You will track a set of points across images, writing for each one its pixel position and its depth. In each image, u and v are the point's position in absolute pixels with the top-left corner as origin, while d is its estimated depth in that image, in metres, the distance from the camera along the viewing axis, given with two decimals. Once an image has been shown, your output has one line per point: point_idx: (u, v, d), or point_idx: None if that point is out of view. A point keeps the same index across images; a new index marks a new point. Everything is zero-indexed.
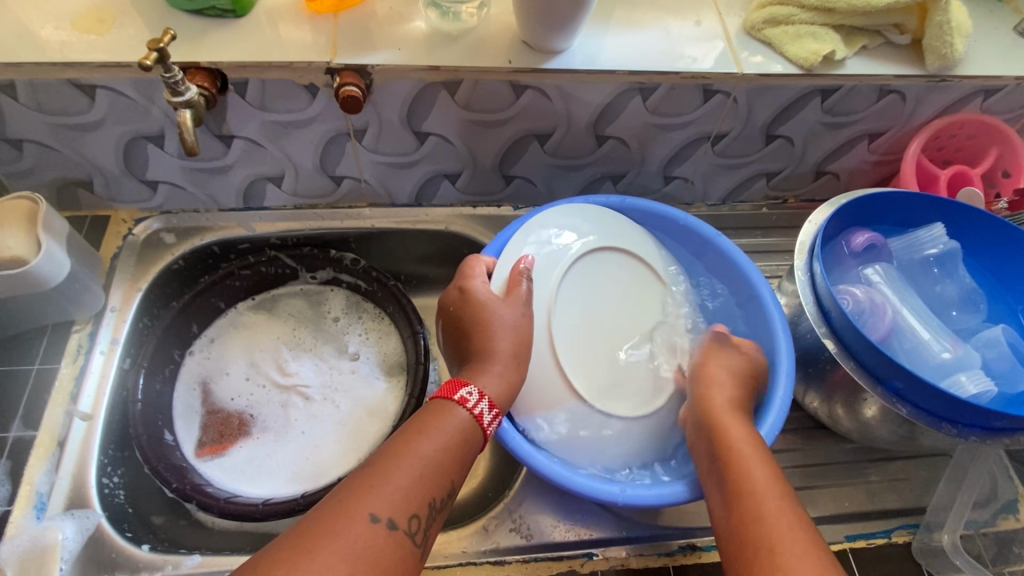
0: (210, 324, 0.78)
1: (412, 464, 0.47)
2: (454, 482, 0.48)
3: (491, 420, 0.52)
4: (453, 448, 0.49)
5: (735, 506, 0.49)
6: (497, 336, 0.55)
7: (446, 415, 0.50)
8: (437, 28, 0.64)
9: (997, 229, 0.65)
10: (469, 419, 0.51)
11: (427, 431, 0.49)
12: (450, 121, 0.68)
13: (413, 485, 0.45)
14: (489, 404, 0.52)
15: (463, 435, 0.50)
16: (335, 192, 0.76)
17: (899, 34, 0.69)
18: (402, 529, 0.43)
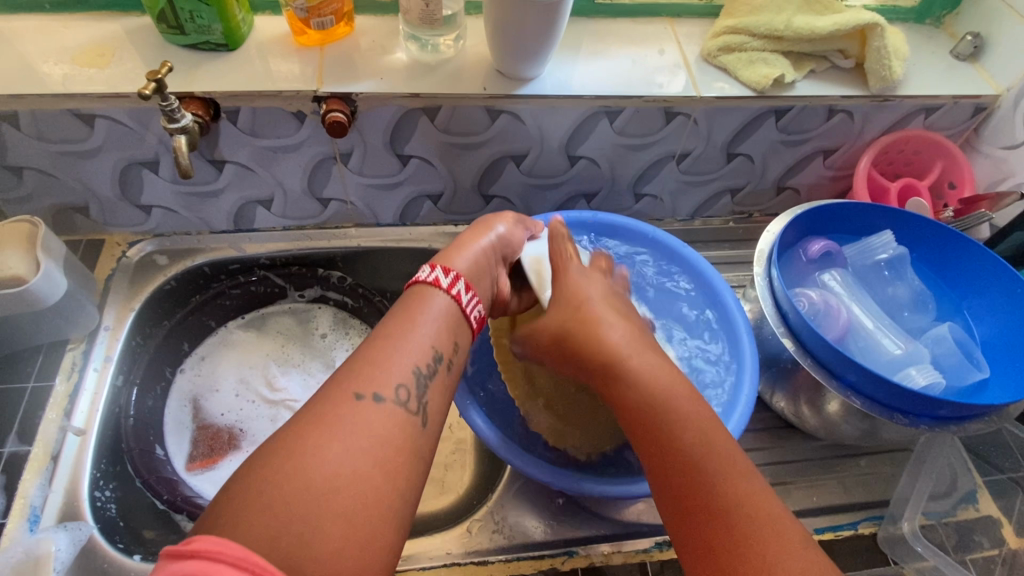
0: (200, 342, 0.80)
1: (394, 343, 0.47)
2: (438, 349, 0.49)
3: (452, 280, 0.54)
4: (432, 323, 0.50)
5: (678, 485, 0.45)
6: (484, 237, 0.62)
7: (414, 298, 0.51)
8: (416, 59, 0.69)
9: (942, 233, 0.70)
10: (435, 291, 0.53)
11: (402, 313, 0.50)
12: (430, 144, 0.73)
13: (398, 356, 0.46)
14: (444, 271, 0.55)
15: (440, 310, 0.51)
16: (322, 213, 0.80)
17: (843, 59, 0.75)
18: (392, 399, 0.43)
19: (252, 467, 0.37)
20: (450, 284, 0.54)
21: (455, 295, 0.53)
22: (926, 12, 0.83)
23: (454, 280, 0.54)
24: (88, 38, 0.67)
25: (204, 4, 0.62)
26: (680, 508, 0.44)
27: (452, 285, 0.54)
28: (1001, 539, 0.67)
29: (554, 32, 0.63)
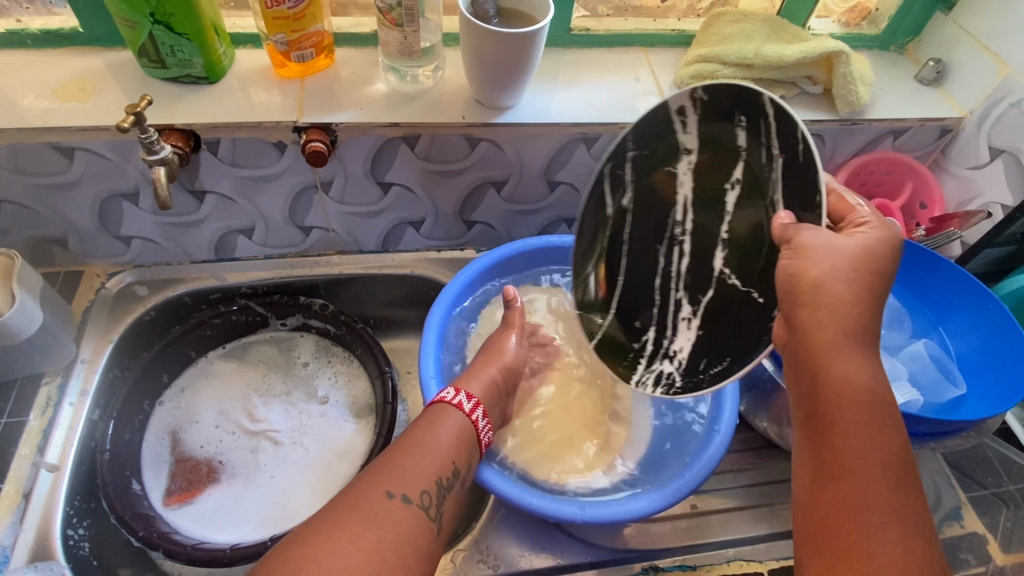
0: (180, 373, 0.79)
1: (418, 452, 0.54)
2: (457, 463, 0.56)
3: (472, 405, 0.61)
4: (455, 438, 0.57)
5: (825, 481, 0.44)
6: (493, 357, 0.68)
7: (439, 415, 0.59)
8: (396, 89, 0.71)
9: (914, 252, 0.71)
10: (456, 411, 0.60)
11: (428, 427, 0.57)
12: (411, 172, 0.74)
13: (423, 467, 0.53)
14: (467, 395, 0.61)
15: (461, 431, 0.58)
16: (304, 242, 0.80)
17: (812, 84, 0.78)
18: (415, 502, 0.50)
19: (291, 548, 0.45)
20: (471, 409, 0.60)
21: (474, 420, 0.60)
22: (890, 39, 0.86)
23: (475, 407, 0.61)
24: (69, 73, 0.67)
25: (185, 39, 0.63)
26: (814, 527, 0.43)
27: (473, 411, 0.60)
28: (988, 556, 0.66)
29: (530, 63, 0.65)
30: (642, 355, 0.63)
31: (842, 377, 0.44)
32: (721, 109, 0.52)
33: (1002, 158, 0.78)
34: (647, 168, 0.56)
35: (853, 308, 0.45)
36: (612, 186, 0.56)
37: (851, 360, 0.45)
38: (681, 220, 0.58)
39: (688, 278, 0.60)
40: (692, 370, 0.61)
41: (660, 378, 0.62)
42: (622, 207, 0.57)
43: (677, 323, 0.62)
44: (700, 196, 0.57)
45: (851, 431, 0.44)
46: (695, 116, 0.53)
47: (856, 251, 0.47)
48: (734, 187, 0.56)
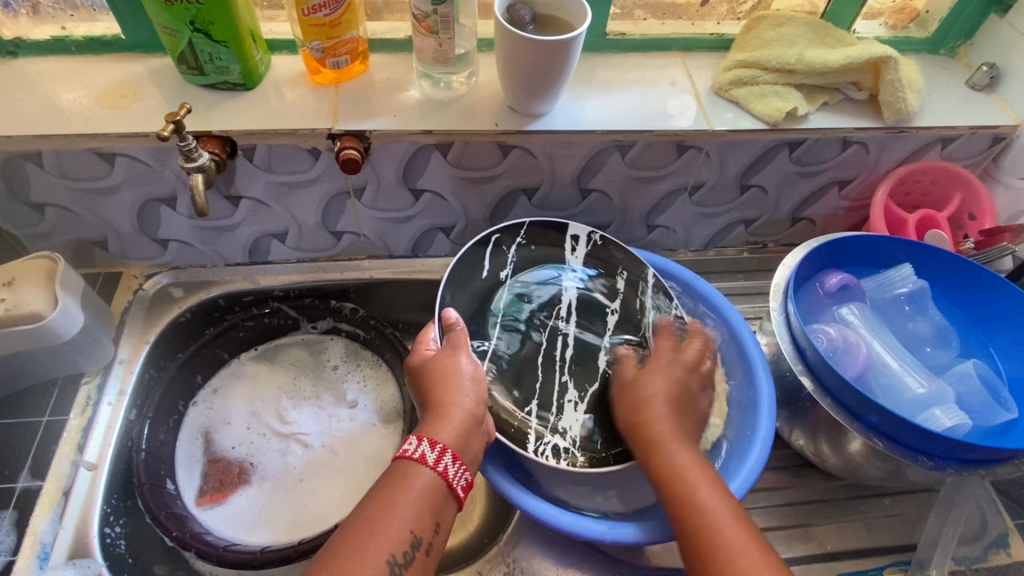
0: (213, 374, 0.80)
1: (368, 530, 0.48)
2: (416, 533, 0.49)
3: (437, 457, 0.53)
4: (417, 500, 0.50)
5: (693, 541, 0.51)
6: (459, 389, 0.58)
7: (401, 473, 0.52)
8: (429, 96, 0.70)
9: (963, 268, 0.68)
10: (420, 466, 0.52)
11: (384, 492, 0.51)
12: (443, 179, 0.73)
13: (375, 546, 0.48)
14: (430, 443, 0.53)
15: (421, 489, 0.51)
16: (336, 246, 0.81)
17: (857, 90, 0.75)
18: None
19: None
20: (435, 460, 0.52)
21: (442, 470, 0.52)
22: (939, 43, 0.83)
23: (441, 453, 0.53)
24: (111, 79, 0.68)
25: (223, 46, 0.63)
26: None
27: (439, 460, 0.52)
28: None
29: (565, 71, 0.64)
30: (528, 425, 0.64)
31: (673, 455, 0.56)
32: (603, 270, 0.73)
33: None
34: (527, 259, 0.72)
35: (672, 406, 0.60)
36: (493, 255, 0.71)
37: (673, 441, 0.57)
38: (565, 318, 0.71)
39: (576, 366, 0.68)
40: (589, 445, 0.64)
41: (558, 451, 0.63)
42: (500, 279, 0.71)
43: (565, 402, 0.66)
44: (583, 298, 0.72)
45: (695, 493, 0.53)
46: (586, 248, 0.74)
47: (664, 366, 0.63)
48: (613, 313, 0.71)
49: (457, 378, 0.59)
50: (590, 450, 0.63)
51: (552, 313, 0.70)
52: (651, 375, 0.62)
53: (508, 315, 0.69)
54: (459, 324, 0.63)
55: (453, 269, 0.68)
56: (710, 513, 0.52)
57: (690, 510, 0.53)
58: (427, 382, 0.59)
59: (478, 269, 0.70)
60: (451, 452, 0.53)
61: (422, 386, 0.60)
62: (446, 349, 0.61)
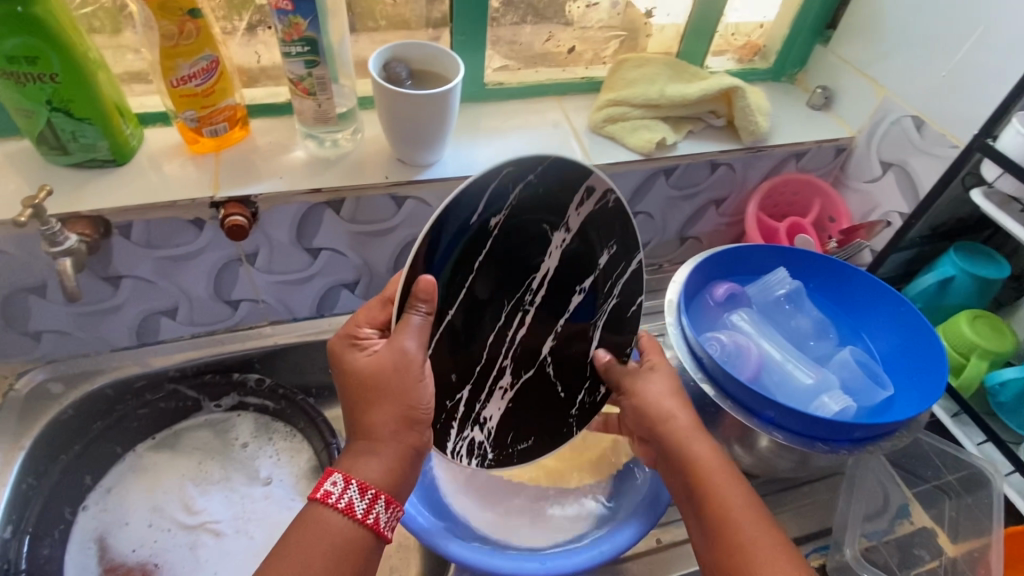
0: (106, 473, 0.74)
1: None
2: None
3: (364, 506, 0.49)
4: (338, 556, 0.47)
5: (716, 535, 0.51)
6: (392, 412, 0.51)
7: (322, 527, 0.48)
8: (315, 155, 0.70)
9: (830, 265, 0.75)
10: (343, 518, 0.49)
11: (298, 549, 0.47)
12: (339, 235, 0.73)
13: None
14: (360, 489, 0.49)
15: (341, 544, 0.48)
16: (233, 316, 0.77)
17: (716, 118, 0.83)
18: None
19: None
20: (364, 510, 0.49)
21: (370, 520, 0.49)
22: (780, 71, 0.94)
23: (371, 501, 0.49)
24: None
25: (87, 123, 0.61)
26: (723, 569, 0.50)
27: (368, 509, 0.49)
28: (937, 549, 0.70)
29: (445, 122, 0.67)
30: (454, 418, 0.58)
31: (694, 450, 0.56)
32: (591, 238, 0.55)
33: (893, 170, 0.83)
34: (526, 202, 0.51)
35: (688, 415, 0.59)
36: (490, 197, 0.49)
37: (696, 437, 0.57)
38: (534, 291, 0.57)
39: (520, 352, 0.59)
40: (500, 441, 0.62)
41: (471, 447, 0.60)
42: (486, 228, 0.51)
43: (496, 390, 0.60)
44: (565, 264, 0.56)
45: (748, 555, 0.49)
46: (593, 207, 0.53)
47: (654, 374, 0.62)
48: (581, 291, 0.58)
49: (393, 390, 0.51)
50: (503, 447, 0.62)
51: (519, 285, 0.56)
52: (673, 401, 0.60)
53: (481, 274, 0.53)
54: (416, 310, 0.50)
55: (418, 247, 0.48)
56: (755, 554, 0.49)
57: (717, 512, 0.52)
58: (362, 379, 0.52)
59: (463, 214, 0.49)
60: (380, 496, 0.50)
61: (356, 383, 0.52)
62: (393, 343, 0.51)
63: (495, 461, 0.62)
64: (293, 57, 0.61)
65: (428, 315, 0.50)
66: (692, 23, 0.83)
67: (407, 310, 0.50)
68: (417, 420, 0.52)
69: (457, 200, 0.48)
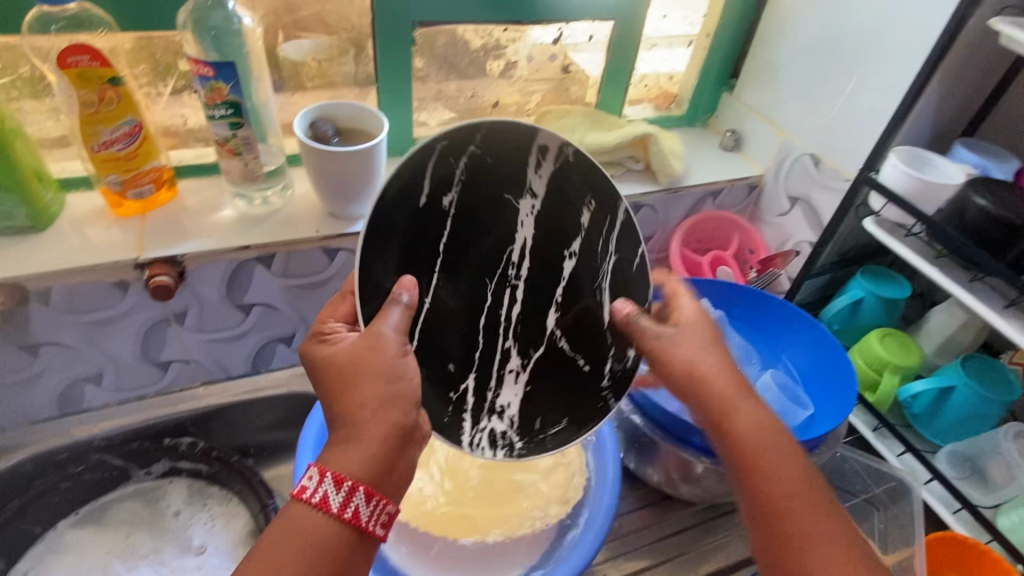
0: (20, 558, 0.70)
1: None
2: None
3: (341, 502, 0.43)
4: (309, 560, 0.42)
5: (772, 508, 0.48)
6: (375, 396, 0.46)
7: (295, 529, 0.43)
8: (245, 213, 0.71)
9: (748, 293, 0.79)
10: (319, 516, 0.43)
11: (268, 557, 0.42)
12: (272, 290, 0.73)
13: None
14: (335, 482, 0.43)
15: (317, 549, 0.42)
16: (162, 379, 0.76)
17: (635, 163, 0.88)
18: None
19: None
20: (341, 504, 0.43)
21: (349, 514, 0.43)
22: (693, 117, 1.01)
23: (349, 494, 0.43)
24: None
25: (3, 192, 0.60)
26: (778, 545, 0.47)
27: (346, 503, 0.43)
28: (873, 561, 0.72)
29: (373, 176, 0.69)
30: (463, 410, 0.55)
31: (742, 416, 0.52)
32: (563, 202, 0.54)
33: (800, 205, 0.89)
34: (474, 177, 0.51)
35: (731, 377, 0.54)
36: (436, 171, 0.49)
37: (744, 402, 0.52)
38: (516, 265, 0.55)
39: (520, 328, 0.57)
40: (526, 426, 0.57)
41: (494, 438, 0.56)
42: (441, 208, 0.51)
43: (505, 375, 0.57)
44: (542, 231, 0.55)
45: (812, 534, 0.46)
46: (552, 164, 0.53)
47: (692, 330, 0.57)
48: (572, 256, 0.56)
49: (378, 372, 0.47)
50: (533, 433, 0.57)
51: (499, 260, 0.55)
52: (721, 365, 0.55)
53: (452, 254, 0.53)
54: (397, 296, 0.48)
55: (366, 241, 0.47)
56: (818, 534, 0.46)
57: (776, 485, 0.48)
58: (338, 373, 0.47)
59: (411, 199, 0.49)
60: (360, 488, 0.44)
61: (331, 374, 0.48)
62: (371, 329, 0.48)
63: (526, 450, 0.57)
64: (216, 119, 0.63)
65: (401, 298, 0.48)
66: (606, 75, 0.88)
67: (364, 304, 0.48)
68: (398, 394, 0.47)
69: (398, 187, 0.48)
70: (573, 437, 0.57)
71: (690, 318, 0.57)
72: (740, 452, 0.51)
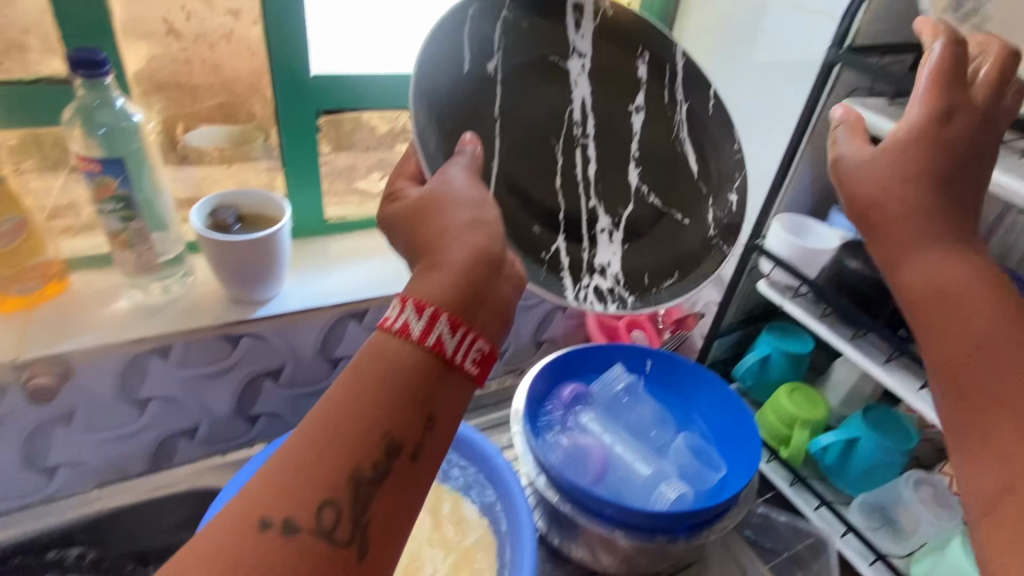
0: None
1: (326, 446, 0.33)
2: (392, 434, 0.35)
3: (424, 330, 0.36)
4: (389, 395, 0.35)
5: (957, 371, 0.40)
6: (450, 231, 0.42)
7: (383, 360, 0.36)
8: (140, 304, 0.69)
9: (660, 355, 0.82)
10: (414, 350, 0.36)
11: (351, 392, 0.34)
12: (170, 383, 0.70)
13: (327, 472, 0.33)
14: (416, 308, 0.37)
15: (407, 380, 0.35)
16: (49, 485, 0.70)
17: None
18: (305, 530, 0.32)
19: None
20: (421, 334, 0.36)
21: (432, 346, 0.36)
22: None
23: (432, 320, 0.37)
24: None
25: None
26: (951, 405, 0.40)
27: (430, 330, 0.36)
28: None
29: (276, 262, 0.69)
30: (561, 268, 0.55)
31: (941, 270, 0.42)
32: (610, 50, 0.58)
33: None
34: (513, 38, 0.53)
35: (934, 219, 0.43)
36: (478, 18, 0.50)
37: (955, 255, 0.42)
38: (580, 124, 0.58)
39: (599, 186, 0.58)
40: (632, 278, 0.57)
41: (599, 292, 0.56)
42: (488, 74, 0.52)
43: (599, 235, 0.57)
44: (599, 92, 0.58)
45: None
46: (591, 19, 0.56)
47: (889, 162, 0.45)
48: (639, 110, 0.59)
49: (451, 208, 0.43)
50: (638, 287, 0.57)
51: (565, 121, 0.57)
52: (914, 204, 0.44)
53: (509, 119, 0.54)
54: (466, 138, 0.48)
55: (415, 100, 0.46)
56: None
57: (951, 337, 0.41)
58: (416, 216, 0.44)
59: (457, 63, 0.50)
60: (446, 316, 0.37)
61: (407, 222, 0.44)
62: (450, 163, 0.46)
63: (639, 301, 0.57)
64: (106, 213, 0.63)
65: (473, 149, 0.48)
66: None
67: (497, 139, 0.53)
68: (481, 217, 0.43)
69: (443, 49, 0.48)
70: (684, 287, 0.58)
71: (902, 133, 0.45)
72: (933, 308, 0.42)
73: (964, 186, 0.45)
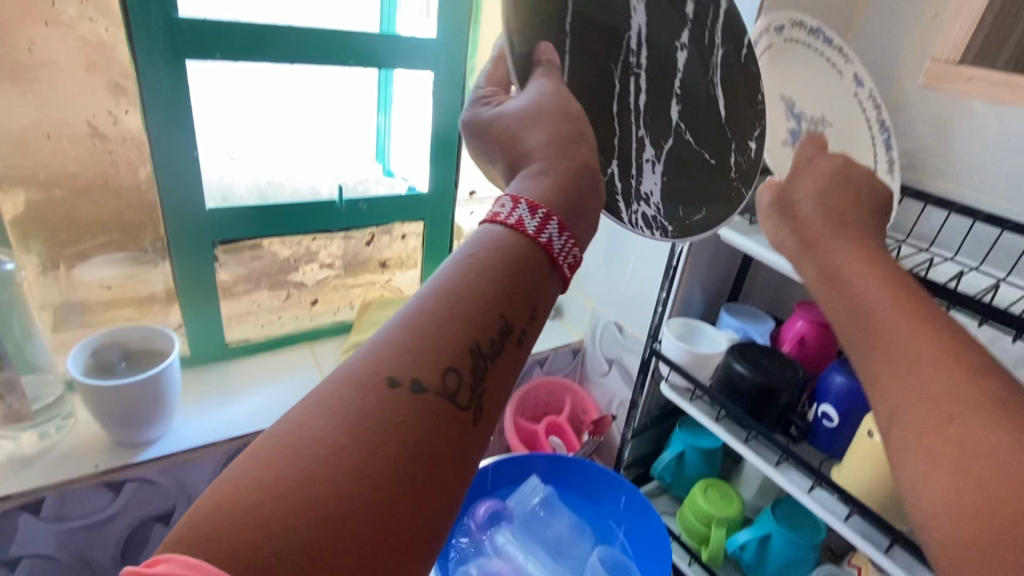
0: None
1: (447, 313, 0.31)
2: (503, 318, 0.32)
3: (539, 225, 0.35)
4: (508, 278, 0.33)
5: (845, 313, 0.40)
6: (544, 141, 0.41)
7: (491, 248, 0.34)
8: (11, 454, 0.64)
9: (575, 464, 0.81)
10: (514, 234, 0.35)
11: (474, 264, 0.33)
12: (42, 540, 0.64)
13: (444, 338, 0.30)
14: (530, 208, 0.36)
15: (510, 267, 0.33)
16: None
17: None
18: (432, 391, 0.29)
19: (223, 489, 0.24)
20: (537, 231, 0.35)
21: (545, 244, 0.35)
22: None
23: (544, 221, 0.36)
24: None
25: None
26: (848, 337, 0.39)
27: (542, 228, 0.35)
28: None
29: (166, 401, 0.67)
30: (616, 194, 0.51)
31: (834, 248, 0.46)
32: None
33: (615, 366, 0.96)
34: None
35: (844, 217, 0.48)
36: None
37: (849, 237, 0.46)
38: (637, 52, 0.50)
39: (650, 119, 0.52)
40: (673, 213, 0.56)
41: (646, 221, 0.54)
42: None
43: (644, 164, 0.53)
44: (655, 21, 0.50)
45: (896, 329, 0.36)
46: None
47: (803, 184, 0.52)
48: (684, 48, 0.52)
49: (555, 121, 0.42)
50: (678, 219, 0.56)
51: (621, 40, 0.49)
52: (817, 211, 0.49)
53: (560, 34, 0.45)
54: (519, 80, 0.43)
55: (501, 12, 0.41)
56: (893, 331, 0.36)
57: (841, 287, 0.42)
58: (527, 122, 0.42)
59: None
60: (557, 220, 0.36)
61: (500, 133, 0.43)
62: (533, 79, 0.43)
63: (677, 231, 0.56)
64: None
65: (550, 60, 0.44)
66: (425, 246, 0.94)
67: (564, 54, 0.45)
68: (579, 135, 0.42)
69: None
70: (715, 224, 0.57)
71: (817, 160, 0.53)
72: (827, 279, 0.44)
73: (851, 194, 0.50)
